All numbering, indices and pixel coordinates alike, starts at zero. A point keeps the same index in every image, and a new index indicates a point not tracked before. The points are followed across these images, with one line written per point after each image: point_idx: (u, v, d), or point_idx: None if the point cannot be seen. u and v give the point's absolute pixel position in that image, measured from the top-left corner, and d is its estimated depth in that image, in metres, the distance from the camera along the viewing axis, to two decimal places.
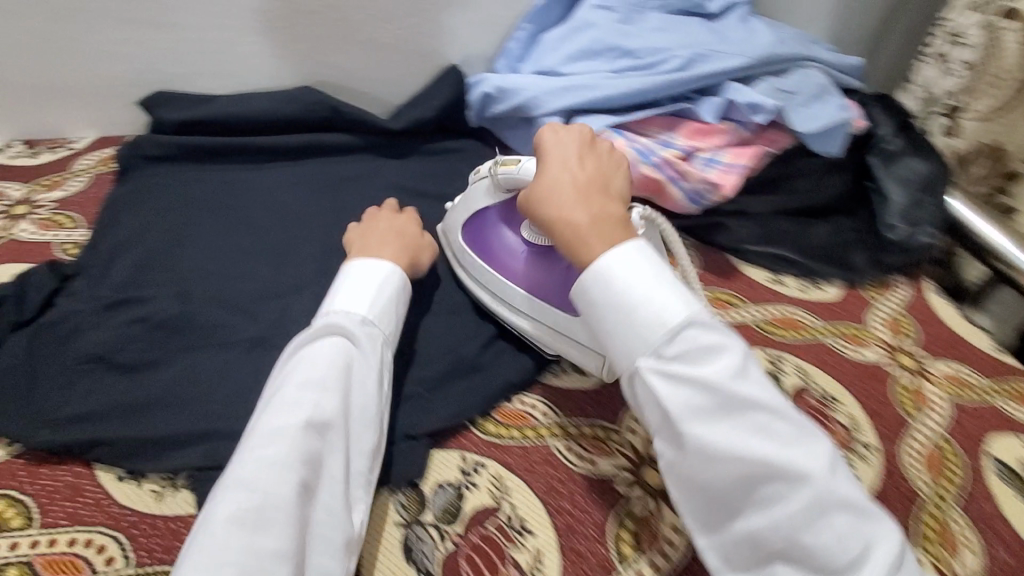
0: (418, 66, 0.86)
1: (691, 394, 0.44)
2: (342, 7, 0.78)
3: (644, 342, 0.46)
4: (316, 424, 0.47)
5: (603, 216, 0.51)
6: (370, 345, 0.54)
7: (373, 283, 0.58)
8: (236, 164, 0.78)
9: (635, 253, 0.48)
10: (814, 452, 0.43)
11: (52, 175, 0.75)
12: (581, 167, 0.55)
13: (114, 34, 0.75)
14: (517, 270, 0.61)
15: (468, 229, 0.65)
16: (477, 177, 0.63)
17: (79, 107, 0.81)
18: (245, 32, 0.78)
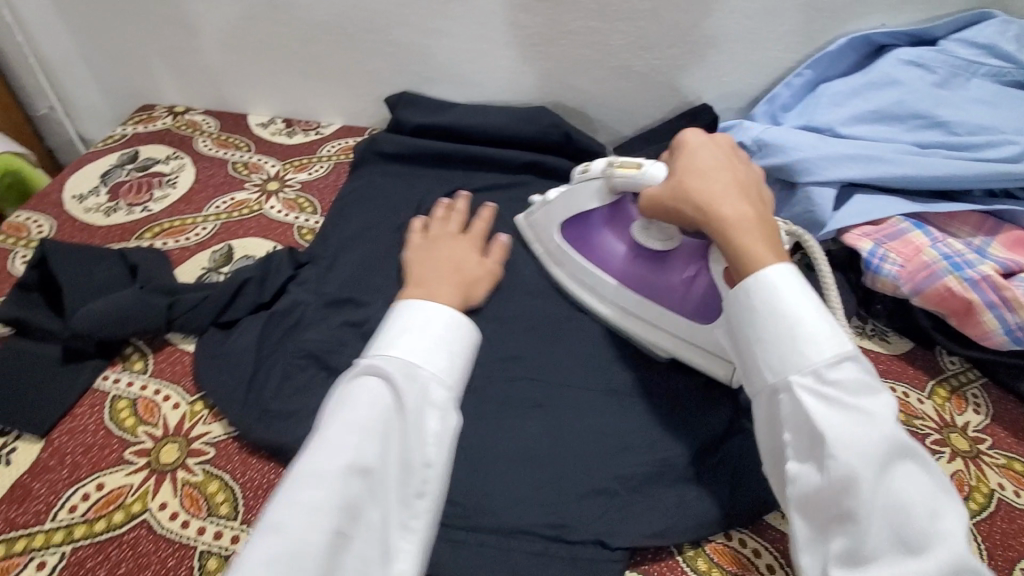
0: (661, 101, 0.79)
1: (860, 428, 0.38)
2: (603, 29, 0.73)
3: (804, 360, 0.40)
4: (356, 473, 0.39)
5: (764, 216, 0.46)
6: (415, 389, 0.43)
7: (435, 313, 0.47)
8: (457, 173, 0.77)
9: (798, 286, 0.42)
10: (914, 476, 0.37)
11: (302, 157, 0.81)
12: (722, 164, 0.49)
13: (379, 33, 0.77)
14: (619, 266, 0.57)
15: (571, 229, 0.60)
16: (584, 176, 0.58)
17: (333, 95, 0.85)
18: (499, 44, 0.75)
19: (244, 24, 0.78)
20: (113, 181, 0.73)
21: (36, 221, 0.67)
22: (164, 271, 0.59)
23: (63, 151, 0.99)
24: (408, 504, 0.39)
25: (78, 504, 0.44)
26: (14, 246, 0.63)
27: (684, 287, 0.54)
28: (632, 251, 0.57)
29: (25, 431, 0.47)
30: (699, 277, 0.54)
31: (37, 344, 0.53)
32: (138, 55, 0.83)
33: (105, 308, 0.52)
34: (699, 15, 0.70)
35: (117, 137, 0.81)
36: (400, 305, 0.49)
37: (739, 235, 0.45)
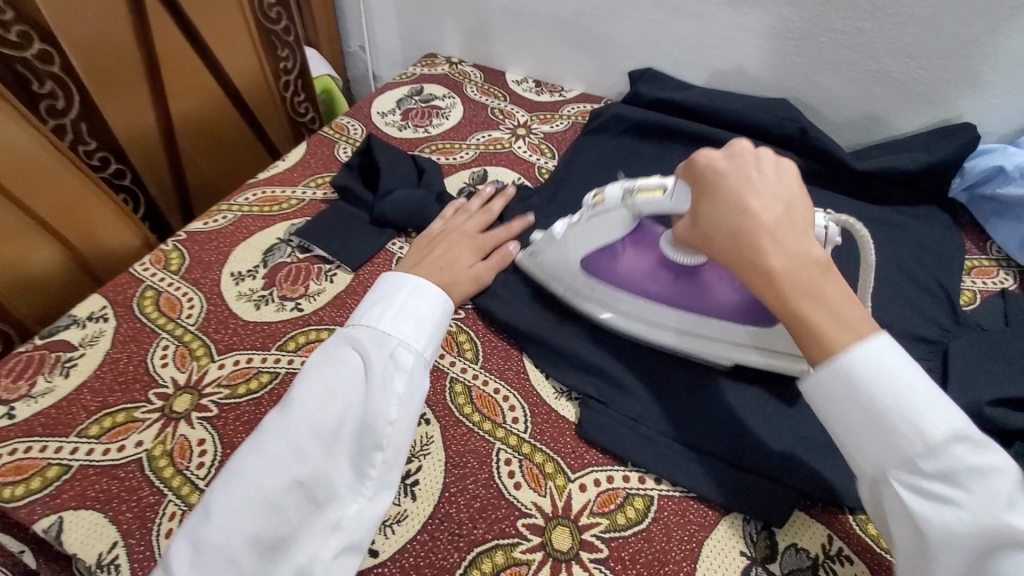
0: (914, 112, 0.77)
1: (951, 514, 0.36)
2: (872, 32, 0.73)
3: (904, 449, 0.38)
4: (320, 426, 0.43)
5: (806, 269, 0.41)
6: (386, 362, 0.46)
7: (897, 365, 0.39)
8: (680, 147, 0.83)
9: (903, 360, 0.39)
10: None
11: (547, 112, 0.93)
12: (771, 195, 0.43)
13: (642, 13, 0.85)
14: (664, 288, 0.54)
15: (590, 263, 0.55)
16: (600, 210, 0.51)
17: (583, 64, 0.96)
18: (756, 35, 0.80)
19: None
20: (405, 106, 0.92)
21: (352, 124, 0.87)
22: (440, 179, 0.74)
23: (356, 82, 1.24)
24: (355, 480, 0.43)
25: None
26: (337, 139, 0.84)
27: (742, 297, 0.52)
28: (649, 270, 0.54)
29: (344, 263, 0.65)
30: (752, 276, 0.51)
31: (352, 209, 0.71)
32: (437, 10, 1.02)
33: (403, 199, 0.68)
34: (988, 30, 0.68)
35: (408, 73, 1.01)
36: (387, 275, 0.54)
37: (808, 301, 0.41)
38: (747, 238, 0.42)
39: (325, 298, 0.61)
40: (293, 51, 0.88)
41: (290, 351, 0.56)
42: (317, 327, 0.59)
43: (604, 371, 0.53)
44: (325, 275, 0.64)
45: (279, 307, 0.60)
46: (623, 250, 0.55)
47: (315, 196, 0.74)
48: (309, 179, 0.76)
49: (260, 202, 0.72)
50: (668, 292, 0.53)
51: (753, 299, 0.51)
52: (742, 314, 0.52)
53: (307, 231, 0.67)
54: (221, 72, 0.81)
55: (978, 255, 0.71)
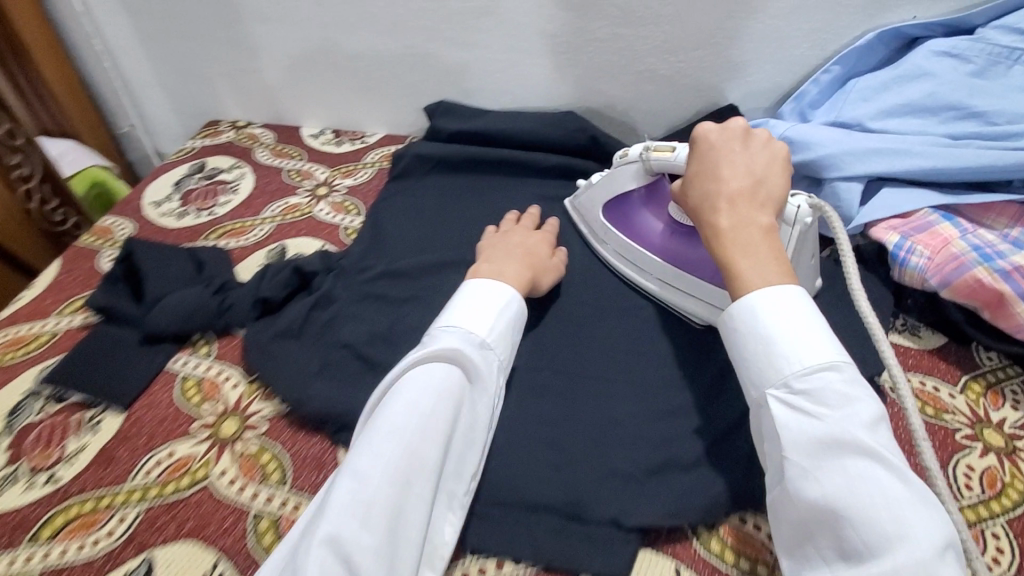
0: (689, 102, 0.81)
1: (806, 429, 0.41)
2: (630, 37, 0.76)
3: (776, 371, 0.44)
4: (430, 431, 0.44)
5: (749, 226, 0.49)
6: (488, 371, 0.51)
7: (806, 324, 0.44)
8: (487, 175, 0.81)
9: (823, 347, 0.43)
10: (881, 474, 0.38)
11: (349, 164, 0.87)
12: (740, 164, 0.52)
13: (417, 47, 0.82)
14: (663, 242, 0.64)
15: (612, 209, 0.68)
16: (624, 161, 0.65)
17: (378, 107, 0.91)
18: (532, 54, 0.80)
19: (299, 44, 0.85)
20: (184, 189, 0.81)
21: (119, 224, 0.75)
22: (226, 269, 0.66)
23: (142, 164, 1.10)
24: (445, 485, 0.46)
25: (153, 468, 0.50)
26: (101, 247, 0.72)
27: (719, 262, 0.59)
28: (666, 227, 0.65)
29: (112, 404, 0.54)
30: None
31: (117, 329, 0.60)
32: (205, 76, 0.92)
33: (175, 304, 0.59)
34: (726, 18, 0.73)
35: (187, 150, 0.91)
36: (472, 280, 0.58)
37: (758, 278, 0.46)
38: (707, 205, 0.51)
39: (90, 456, 0.51)
40: (25, 154, 0.79)
41: (45, 541, 0.46)
42: (79, 498, 0.48)
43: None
44: (89, 425, 0.54)
45: (27, 485, 0.49)
46: (642, 206, 0.67)
47: (73, 323, 0.62)
48: (65, 304, 0.64)
49: (2, 348, 0.60)
50: (666, 244, 0.64)
51: None
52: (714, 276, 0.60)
53: (62, 375, 0.56)
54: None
55: None
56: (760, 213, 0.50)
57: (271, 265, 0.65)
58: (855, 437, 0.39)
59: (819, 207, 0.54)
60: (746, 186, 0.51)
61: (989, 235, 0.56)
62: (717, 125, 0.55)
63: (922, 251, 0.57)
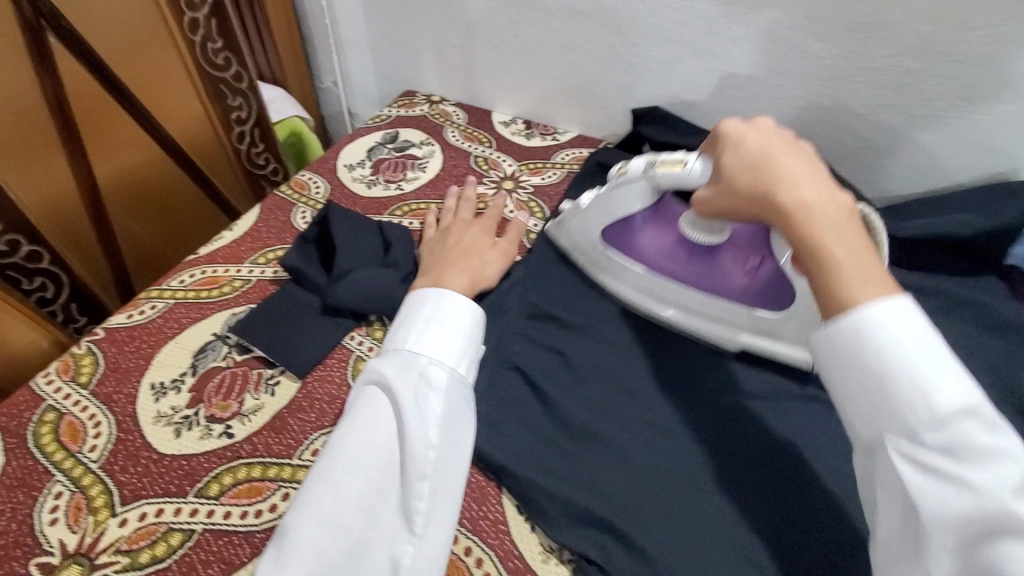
0: (964, 162, 0.66)
1: (943, 476, 0.34)
2: (917, 74, 0.62)
3: (875, 399, 0.38)
4: (355, 465, 0.42)
5: (825, 194, 0.42)
6: (414, 377, 0.46)
7: (910, 330, 0.37)
8: None
9: (920, 334, 0.37)
10: (1021, 543, 0.31)
11: (538, 160, 0.83)
12: (793, 151, 0.46)
13: (645, 48, 0.75)
14: (681, 266, 0.57)
15: (611, 233, 0.59)
16: (622, 181, 0.55)
17: (578, 104, 0.85)
18: (781, 75, 0.69)
19: (516, 26, 0.81)
20: (376, 157, 0.82)
21: (314, 181, 0.77)
22: (410, 252, 0.64)
23: (331, 120, 1.13)
24: (414, 484, 0.42)
25: (319, 450, 0.49)
26: (296, 201, 0.73)
27: (751, 281, 0.55)
28: (673, 243, 0.57)
29: (287, 369, 0.54)
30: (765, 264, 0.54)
31: (303, 292, 0.60)
32: (414, 44, 0.92)
33: (362, 282, 0.58)
34: None
35: (383, 116, 0.91)
36: (414, 295, 0.53)
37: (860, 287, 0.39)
38: (772, 184, 0.44)
39: (262, 418, 0.50)
40: (246, 99, 0.82)
41: (212, 498, 0.46)
42: (247, 461, 0.48)
43: (605, 523, 0.45)
44: (265, 385, 0.53)
45: (204, 433, 0.49)
46: (643, 227, 0.59)
47: (264, 275, 0.63)
48: (259, 254, 0.65)
49: (199, 286, 0.62)
50: (679, 268, 0.57)
51: (767, 281, 0.53)
52: (746, 296, 0.55)
53: (248, 327, 0.56)
54: (154, 124, 0.74)
55: None
56: (827, 189, 0.43)
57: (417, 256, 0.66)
58: (1002, 507, 0.32)
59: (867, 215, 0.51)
60: (809, 167, 0.45)
61: None
62: (759, 121, 0.50)
63: None
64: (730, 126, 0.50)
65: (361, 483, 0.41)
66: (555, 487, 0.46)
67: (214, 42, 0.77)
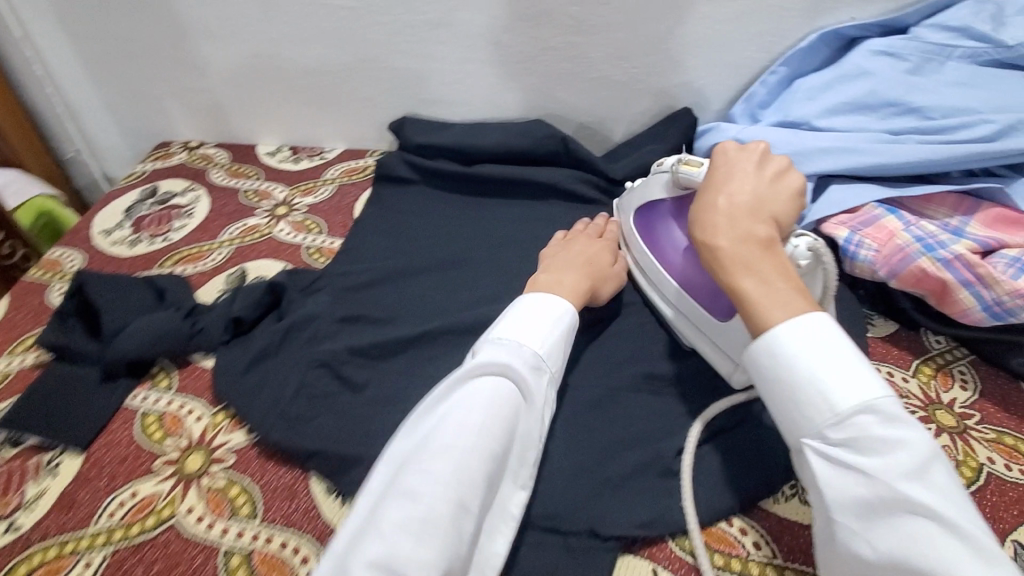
0: (644, 105, 0.83)
1: (851, 486, 0.40)
2: (587, 45, 0.77)
3: (810, 422, 0.42)
4: (487, 447, 0.43)
5: (752, 238, 0.48)
6: (536, 380, 0.49)
7: (824, 351, 0.42)
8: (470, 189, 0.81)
9: (823, 337, 0.43)
10: (886, 499, 0.38)
11: (309, 182, 0.86)
12: (744, 189, 0.51)
13: (372, 61, 0.82)
14: (672, 260, 0.62)
15: (642, 218, 0.66)
16: (658, 170, 0.63)
17: (335, 122, 0.90)
18: (491, 64, 0.80)
19: (251, 60, 0.83)
20: (136, 215, 0.79)
21: (68, 256, 0.73)
22: (186, 296, 0.65)
23: (90, 189, 1.05)
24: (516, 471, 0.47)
25: (117, 509, 0.49)
26: (50, 280, 0.69)
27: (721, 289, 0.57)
28: (684, 245, 0.61)
29: (69, 445, 0.53)
30: None
31: (73, 367, 0.58)
32: (154, 96, 0.90)
33: (142, 329, 0.58)
34: (673, 27, 0.75)
35: (138, 174, 0.88)
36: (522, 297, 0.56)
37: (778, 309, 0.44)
38: (704, 222, 0.51)
39: (49, 501, 0.50)
40: None
41: None
42: (40, 546, 0.47)
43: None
44: (46, 469, 0.52)
45: None
46: (670, 218, 0.64)
47: (24, 363, 0.60)
48: (15, 343, 0.62)
49: None
50: (678, 264, 0.61)
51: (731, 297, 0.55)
52: (702, 302, 0.58)
53: (14, 419, 0.54)
54: None
55: None
56: (760, 226, 0.49)
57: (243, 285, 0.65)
58: (896, 492, 0.38)
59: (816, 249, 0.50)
60: (752, 213, 0.50)
61: (937, 233, 0.58)
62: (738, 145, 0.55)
63: (868, 246, 0.60)
64: (728, 150, 0.55)
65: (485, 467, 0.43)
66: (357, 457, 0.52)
67: None
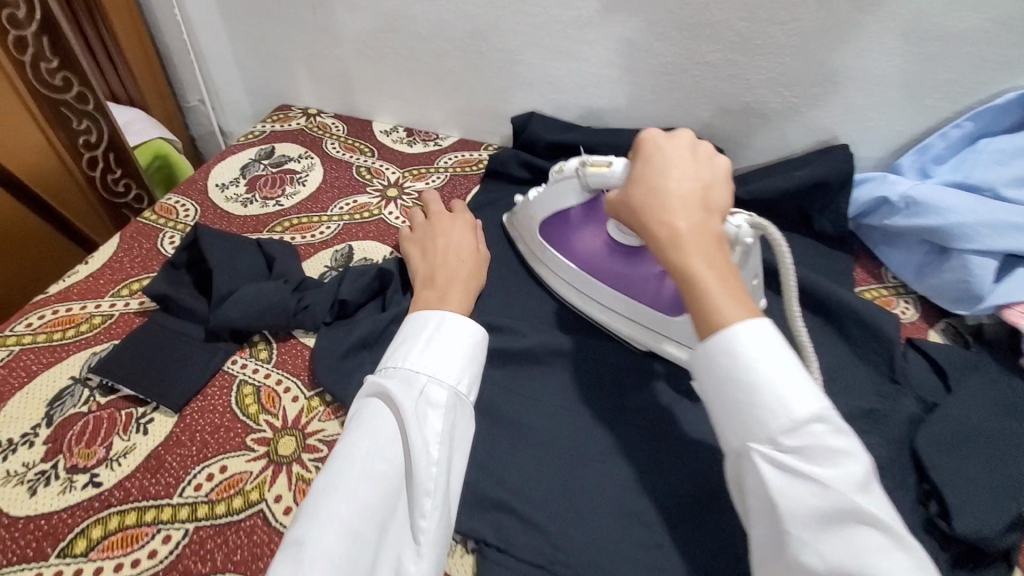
0: (794, 139, 0.75)
1: (807, 498, 0.37)
2: (746, 66, 0.70)
3: (763, 426, 0.39)
4: (366, 474, 0.41)
5: (704, 228, 0.46)
6: (416, 396, 0.45)
7: (779, 358, 0.40)
8: None
9: (771, 339, 0.41)
10: (853, 526, 0.36)
11: (421, 166, 0.83)
12: (688, 171, 0.50)
13: (510, 52, 0.77)
14: (602, 262, 0.61)
15: (550, 226, 0.64)
16: (560, 177, 0.61)
17: (455, 109, 0.87)
18: (633, 72, 0.74)
19: (384, 35, 0.81)
20: (251, 174, 0.78)
21: (182, 205, 0.72)
22: (297, 265, 0.62)
23: (203, 139, 1.07)
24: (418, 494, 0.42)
25: (203, 483, 0.46)
26: (163, 227, 0.68)
27: (660, 285, 0.58)
28: (603, 245, 0.62)
29: (161, 405, 0.50)
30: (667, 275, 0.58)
31: (179, 322, 0.56)
32: (282, 58, 0.89)
33: (251, 295, 0.56)
34: (849, 59, 0.67)
35: (256, 132, 0.87)
36: (412, 314, 0.54)
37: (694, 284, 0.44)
38: (655, 212, 0.48)
39: (133, 461, 0.47)
40: (93, 122, 0.74)
41: (79, 555, 0.42)
42: (119, 509, 0.44)
43: (503, 505, 0.47)
44: (136, 424, 0.49)
45: (65, 487, 0.45)
46: (582, 223, 0.64)
47: (128, 308, 0.58)
48: (121, 286, 0.60)
49: (51, 327, 0.56)
50: (599, 262, 0.61)
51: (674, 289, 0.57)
52: (643, 296, 0.59)
53: (111, 366, 0.52)
54: None
55: (875, 284, 0.70)
56: (715, 222, 0.48)
57: (353, 266, 0.62)
58: (851, 503, 0.36)
59: (767, 230, 0.54)
60: (699, 200, 0.48)
61: None
62: (665, 133, 0.53)
63: None
64: (655, 138, 0.53)
65: (368, 492, 0.40)
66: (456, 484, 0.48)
67: (46, 60, 0.69)
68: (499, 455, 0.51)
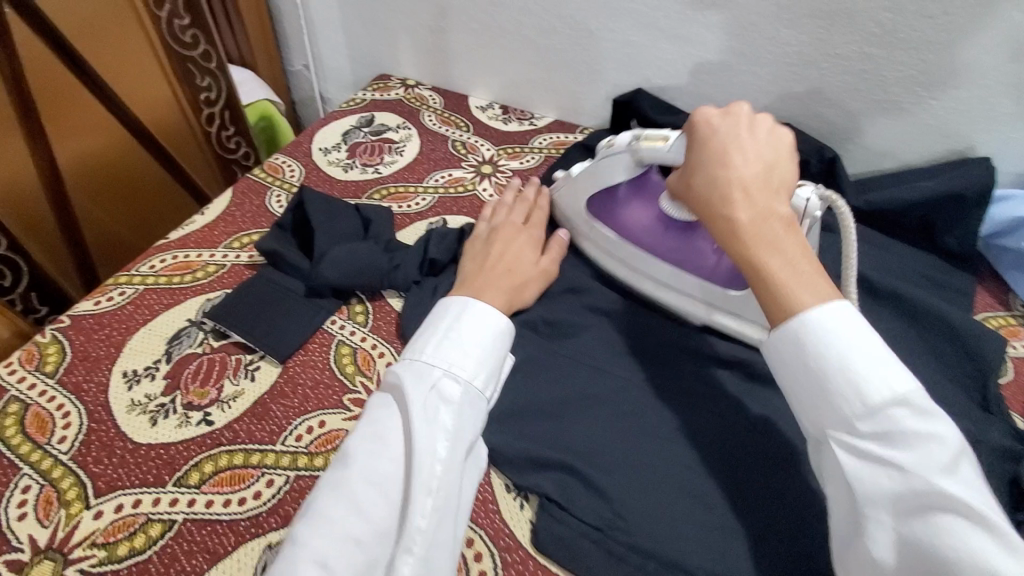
0: (924, 146, 0.69)
1: (814, 360, 0.40)
2: (883, 62, 0.64)
3: (786, 312, 0.41)
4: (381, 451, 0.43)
5: (770, 212, 0.43)
6: (428, 385, 0.46)
7: (820, 257, 0.42)
8: None
9: (813, 248, 0.42)
10: (871, 397, 0.37)
11: (516, 145, 0.82)
12: (751, 151, 0.46)
13: (622, 33, 0.75)
14: (654, 238, 0.58)
15: (593, 201, 0.61)
16: (608, 151, 0.57)
17: (554, 89, 0.85)
18: (753, 61, 0.70)
19: (492, 9, 0.80)
20: (352, 141, 0.80)
21: (288, 165, 0.75)
22: (390, 230, 0.63)
23: (303, 103, 1.11)
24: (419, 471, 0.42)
25: (303, 435, 0.48)
26: (271, 185, 0.71)
27: (716, 259, 0.56)
28: (657, 220, 0.58)
29: (268, 354, 0.52)
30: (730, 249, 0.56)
31: (282, 276, 0.58)
32: (387, 26, 0.90)
33: (347, 257, 0.57)
34: (1006, 61, 0.60)
35: (357, 99, 0.89)
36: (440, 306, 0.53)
37: (770, 254, 0.42)
38: (721, 194, 0.45)
39: (242, 405, 0.49)
40: (215, 80, 0.80)
41: (194, 486, 0.45)
42: (228, 448, 0.47)
43: (567, 467, 0.47)
44: (245, 370, 0.52)
45: (182, 421, 0.48)
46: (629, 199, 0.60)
47: (239, 260, 0.61)
48: (233, 238, 0.64)
49: (171, 270, 0.59)
50: (656, 240, 0.58)
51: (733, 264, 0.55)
52: (710, 275, 0.56)
53: (224, 313, 0.55)
54: (122, 109, 0.73)
55: (1002, 311, 0.64)
56: (780, 203, 0.44)
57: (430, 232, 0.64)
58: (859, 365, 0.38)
59: (833, 199, 0.51)
60: (763, 182, 0.45)
61: None
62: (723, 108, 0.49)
63: None
64: (711, 117, 0.48)
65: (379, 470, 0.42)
66: (534, 457, 0.48)
67: (180, 18, 0.75)
68: (571, 427, 0.50)
